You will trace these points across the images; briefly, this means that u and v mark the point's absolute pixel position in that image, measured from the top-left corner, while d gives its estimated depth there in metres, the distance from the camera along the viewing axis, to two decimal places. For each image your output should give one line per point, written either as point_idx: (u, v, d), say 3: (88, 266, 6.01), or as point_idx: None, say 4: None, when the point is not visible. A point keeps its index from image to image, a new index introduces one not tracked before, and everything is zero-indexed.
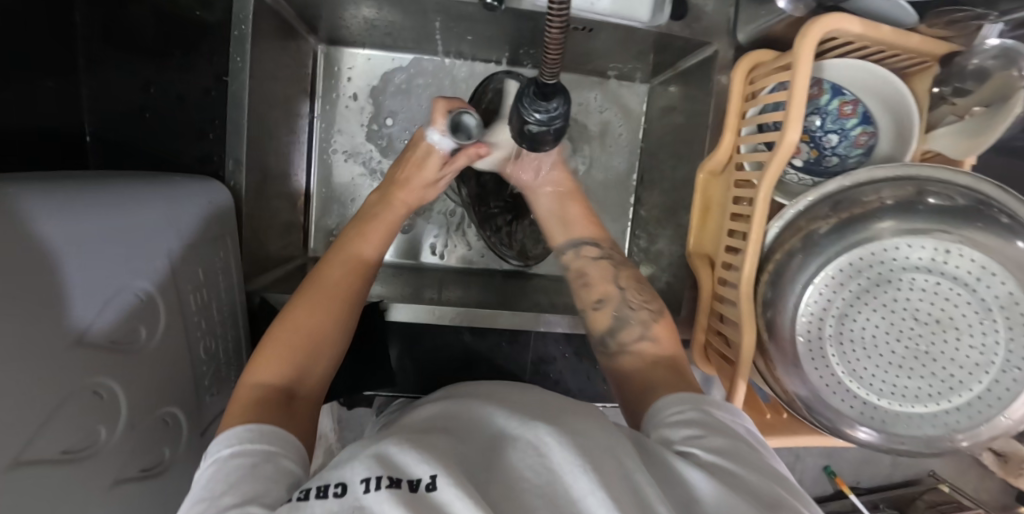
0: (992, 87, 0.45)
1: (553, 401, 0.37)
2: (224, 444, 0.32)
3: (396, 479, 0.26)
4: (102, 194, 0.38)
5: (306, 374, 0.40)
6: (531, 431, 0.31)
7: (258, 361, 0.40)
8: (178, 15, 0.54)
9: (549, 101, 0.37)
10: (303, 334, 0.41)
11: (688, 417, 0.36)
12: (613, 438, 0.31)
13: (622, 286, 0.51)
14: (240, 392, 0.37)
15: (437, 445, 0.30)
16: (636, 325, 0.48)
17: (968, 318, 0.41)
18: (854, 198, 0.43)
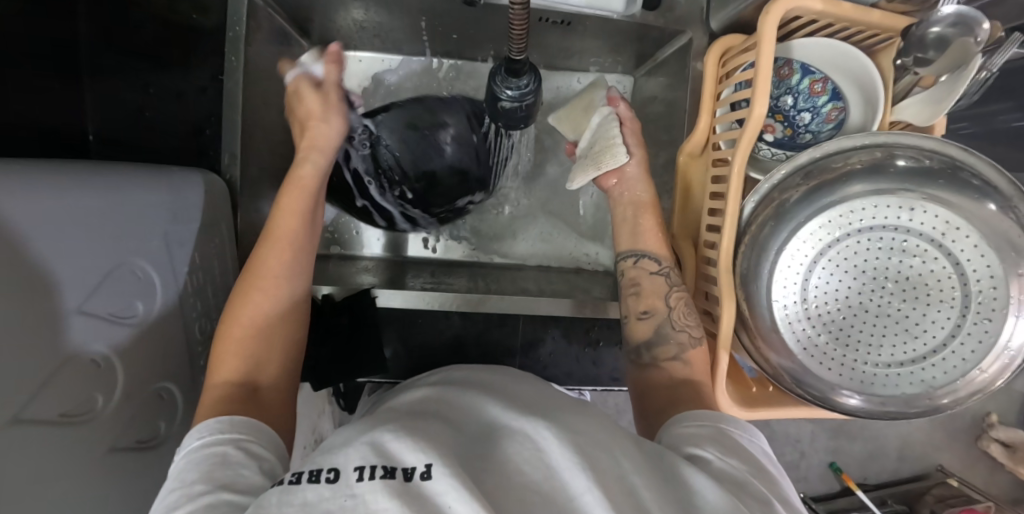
0: (951, 54, 0.46)
1: (550, 402, 0.38)
2: (195, 436, 0.33)
3: (391, 469, 0.27)
4: (99, 179, 0.41)
5: (264, 367, 0.41)
6: (533, 428, 0.32)
7: (218, 360, 0.40)
8: (177, 20, 0.58)
9: (520, 77, 0.39)
10: (248, 327, 0.41)
11: (709, 434, 0.38)
12: (612, 435, 0.33)
13: (672, 305, 0.50)
14: (207, 394, 0.38)
15: (428, 433, 0.31)
16: (674, 346, 0.49)
17: (937, 275, 0.43)
18: (825, 166, 0.44)
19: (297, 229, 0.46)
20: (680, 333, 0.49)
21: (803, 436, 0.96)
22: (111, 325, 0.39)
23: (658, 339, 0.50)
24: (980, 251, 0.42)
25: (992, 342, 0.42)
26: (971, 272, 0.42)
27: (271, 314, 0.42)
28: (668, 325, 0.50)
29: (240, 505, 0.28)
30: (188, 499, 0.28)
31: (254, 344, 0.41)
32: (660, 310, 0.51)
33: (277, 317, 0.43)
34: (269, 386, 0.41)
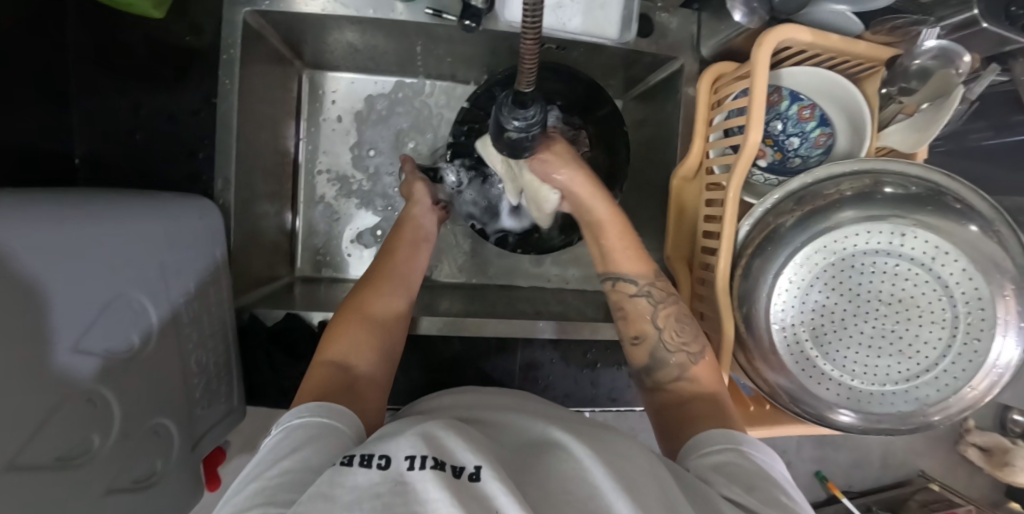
0: (934, 84, 0.49)
1: (583, 421, 0.40)
2: (296, 414, 0.36)
3: (441, 462, 0.28)
4: (99, 210, 0.40)
5: (360, 357, 0.44)
6: (574, 446, 0.34)
7: (326, 346, 0.44)
8: (167, 40, 0.56)
9: (526, 109, 0.40)
10: (359, 326, 0.46)
11: (731, 462, 0.37)
12: (647, 455, 0.34)
13: (660, 326, 0.48)
14: (313, 371, 0.42)
15: (476, 438, 0.32)
16: (673, 366, 0.47)
17: (927, 297, 0.44)
18: (816, 192, 0.46)
19: (400, 267, 0.54)
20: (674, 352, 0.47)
21: (790, 447, 0.97)
22: (108, 361, 0.38)
23: (657, 363, 0.48)
24: (968, 274, 0.43)
25: (981, 361, 0.43)
26: (960, 294, 0.44)
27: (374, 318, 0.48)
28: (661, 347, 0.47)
29: (308, 483, 0.29)
30: (274, 469, 0.31)
31: (357, 337, 0.45)
32: (649, 332, 0.49)
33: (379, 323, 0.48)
34: (364, 373, 0.43)
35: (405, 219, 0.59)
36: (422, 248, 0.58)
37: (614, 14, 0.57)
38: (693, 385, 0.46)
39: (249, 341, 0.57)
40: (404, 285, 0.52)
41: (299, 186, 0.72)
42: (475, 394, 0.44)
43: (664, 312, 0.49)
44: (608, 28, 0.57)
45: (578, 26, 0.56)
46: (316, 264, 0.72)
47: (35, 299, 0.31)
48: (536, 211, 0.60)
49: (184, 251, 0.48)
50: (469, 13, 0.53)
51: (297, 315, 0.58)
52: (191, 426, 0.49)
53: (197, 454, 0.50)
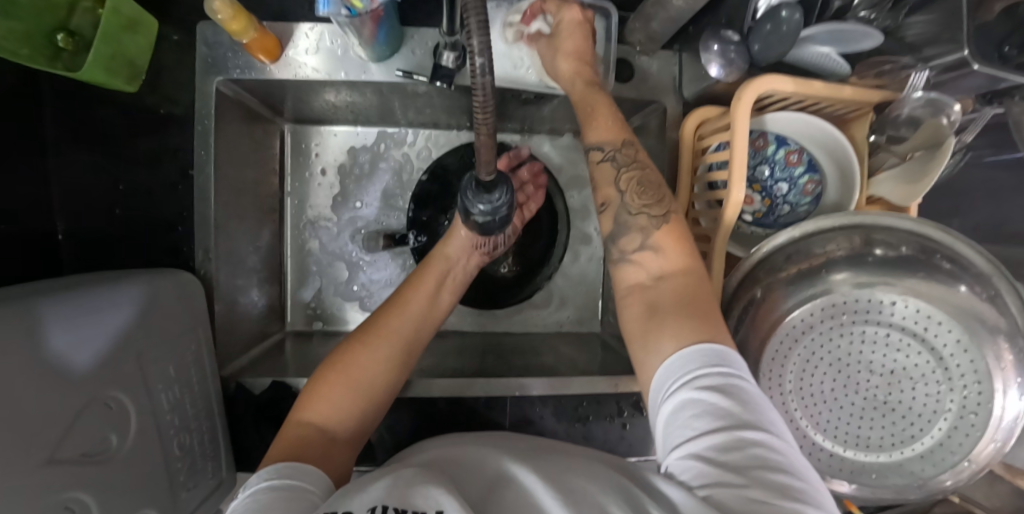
0: (925, 133, 0.46)
1: (536, 447, 0.40)
2: (261, 477, 0.36)
3: (403, 512, 0.28)
4: (73, 306, 0.40)
5: (347, 422, 0.43)
6: (521, 473, 0.33)
7: (309, 402, 0.44)
8: (145, 115, 0.57)
9: (492, 193, 0.39)
10: (356, 383, 0.45)
11: (689, 399, 0.32)
12: (591, 468, 0.34)
13: (622, 188, 0.45)
14: (286, 430, 0.41)
15: (442, 479, 0.32)
16: (636, 234, 0.43)
17: (921, 368, 0.42)
18: (806, 249, 0.44)
19: (413, 317, 0.53)
20: (638, 217, 0.44)
21: None
22: (84, 466, 0.38)
23: (620, 230, 0.44)
24: (962, 346, 0.42)
25: (980, 434, 0.42)
26: (955, 366, 0.42)
27: (363, 379, 0.46)
28: (624, 212, 0.44)
29: None
30: None
31: (341, 397, 0.44)
32: (614, 197, 0.46)
33: (369, 381, 0.46)
34: (340, 437, 0.42)
35: (435, 256, 0.59)
36: (443, 297, 0.58)
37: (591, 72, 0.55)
38: (658, 262, 0.41)
39: (237, 410, 0.58)
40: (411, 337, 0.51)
41: (286, 243, 0.72)
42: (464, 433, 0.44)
43: (628, 174, 0.46)
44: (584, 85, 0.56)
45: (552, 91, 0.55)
46: (307, 319, 0.72)
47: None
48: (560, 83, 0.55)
49: (164, 334, 0.48)
50: (440, 74, 0.53)
51: (281, 383, 0.57)
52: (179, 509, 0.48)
53: None
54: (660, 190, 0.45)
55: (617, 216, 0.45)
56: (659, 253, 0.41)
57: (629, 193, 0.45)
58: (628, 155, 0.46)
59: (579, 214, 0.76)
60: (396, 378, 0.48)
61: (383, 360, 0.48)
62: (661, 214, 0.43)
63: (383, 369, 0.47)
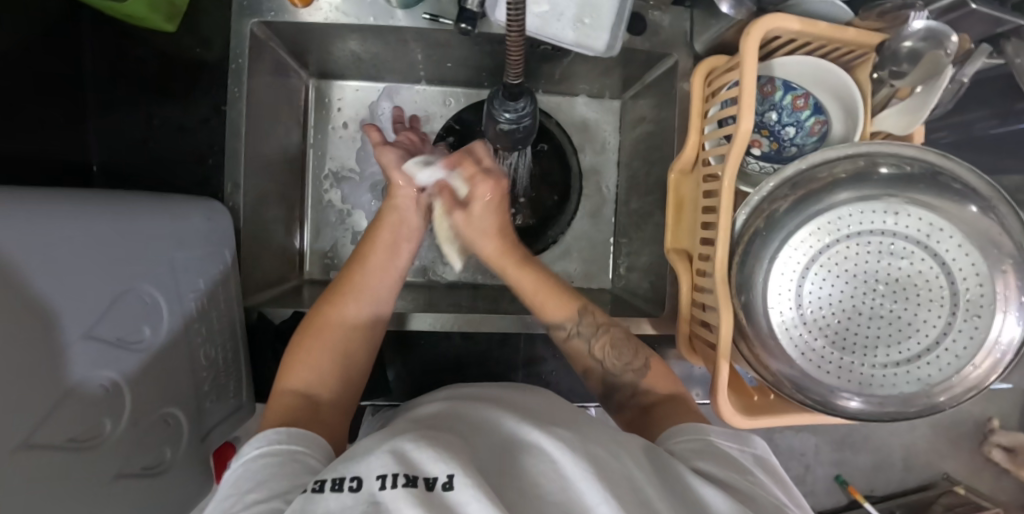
0: (924, 67, 0.49)
1: (560, 414, 0.43)
2: (254, 445, 0.36)
3: (413, 478, 0.30)
4: (114, 206, 0.42)
5: (323, 387, 0.45)
6: (544, 441, 0.36)
7: (291, 370, 0.46)
8: (181, 54, 0.60)
9: (517, 100, 0.42)
10: (330, 348, 0.47)
11: (693, 445, 0.40)
12: (624, 447, 0.37)
13: (600, 358, 0.52)
14: (275, 400, 0.43)
15: (449, 444, 0.34)
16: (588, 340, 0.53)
17: (925, 276, 0.45)
18: (810, 177, 0.46)
19: (367, 277, 0.52)
20: (625, 375, 0.51)
21: (808, 448, 0.88)
22: (119, 351, 0.39)
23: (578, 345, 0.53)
24: (963, 250, 0.44)
25: (984, 337, 0.44)
26: (957, 270, 0.44)
27: (335, 343, 0.48)
28: (609, 376, 0.52)
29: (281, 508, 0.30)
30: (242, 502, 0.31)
31: (320, 359, 0.46)
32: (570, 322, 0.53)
33: (341, 345, 0.48)
34: (326, 400, 0.45)
35: (385, 209, 0.56)
36: (402, 248, 0.55)
37: (604, 28, 0.58)
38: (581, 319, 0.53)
39: (257, 340, 0.60)
40: (372, 298, 0.52)
41: (306, 193, 0.74)
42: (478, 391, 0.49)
43: (598, 345, 0.53)
44: (597, 42, 0.58)
45: (569, 39, 0.58)
46: (324, 268, 0.74)
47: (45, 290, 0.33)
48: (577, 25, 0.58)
49: (194, 251, 0.50)
50: (465, 16, 0.54)
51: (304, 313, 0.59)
52: (201, 420, 0.51)
53: (205, 448, 0.52)
54: (630, 345, 0.53)
55: (605, 379, 0.53)
56: (650, 391, 0.50)
57: (607, 362, 0.52)
58: (591, 325, 0.53)
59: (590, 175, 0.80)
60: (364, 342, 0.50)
61: (349, 325, 0.49)
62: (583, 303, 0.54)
63: (348, 332, 0.49)
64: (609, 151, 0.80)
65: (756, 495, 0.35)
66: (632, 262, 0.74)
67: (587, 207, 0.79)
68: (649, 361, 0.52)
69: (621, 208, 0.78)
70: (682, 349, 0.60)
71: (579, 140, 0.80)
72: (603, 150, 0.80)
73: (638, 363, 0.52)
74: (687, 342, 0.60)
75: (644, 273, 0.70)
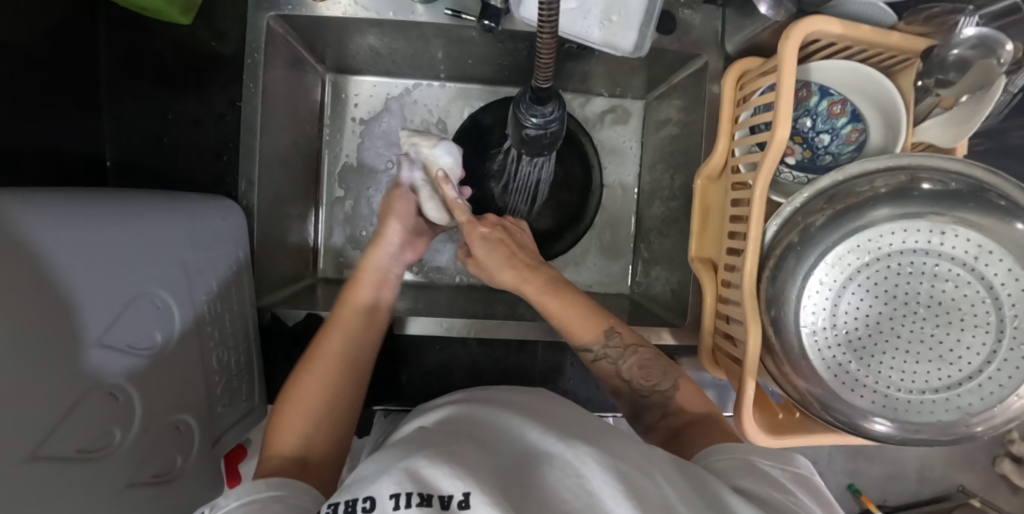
0: (972, 76, 0.46)
1: (584, 425, 0.41)
2: (233, 496, 0.35)
3: (427, 496, 0.30)
4: (125, 208, 0.41)
5: (314, 441, 0.45)
6: (569, 454, 0.34)
7: (278, 432, 0.45)
8: (196, 48, 0.59)
9: (545, 106, 0.40)
10: (312, 404, 0.46)
11: (730, 464, 0.38)
12: (650, 460, 0.35)
13: (627, 378, 0.52)
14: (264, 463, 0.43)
15: (466, 458, 0.34)
16: (612, 359, 0.52)
17: (970, 301, 0.43)
18: (849, 190, 0.45)
19: (353, 335, 0.51)
20: (654, 395, 0.51)
21: (821, 455, 0.86)
22: (129, 357, 0.38)
23: (602, 373, 0.53)
24: (1014, 275, 0.42)
25: None
26: (1006, 295, 0.42)
27: (320, 398, 0.47)
28: (638, 397, 0.51)
29: None
30: None
31: (304, 416, 0.45)
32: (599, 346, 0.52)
33: (323, 403, 0.46)
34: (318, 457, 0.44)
35: (365, 264, 0.56)
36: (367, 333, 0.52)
37: (633, 27, 0.56)
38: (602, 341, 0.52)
39: (271, 341, 0.59)
40: (348, 352, 0.50)
41: (321, 189, 0.73)
42: (492, 395, 0.48)
43: (627, 366, 0.52)
44: (625, 41, 0.56)
45: (596, 38, 0.56)
46: (338, 266, 0.73)
47: (48, 303, 0.32)
48: (604, 23, 0.55)
49: (207, 251, 0.49)
50: (488, 13, 0.53)
51: (318, 315, 0.59)
52: (213, 424, 0.50)
53: (217, 452, 0.52)
54: (660, 365, 0.51)
55: (634, 399, 0.52)
56: (681, 414, 0.49)
57: (635, 382, 0.51)
58: (618, 345, 0.52)
59: (610, 175, 0.78)
60: (351, 405, 0.49)
61: (330, 377, 0.48)
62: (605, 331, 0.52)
63: (333, 382, 0.48)
64: (630, 152, 0.78)
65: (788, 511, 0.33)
66: (652, 267, 0.72)
67: (604, 208, 0.78)
68: (679, 382, 0.51)
69: (642, 211, 0.76)
70: (704, 362, 0.58)
71: (599, 141, 0.78)
72: (623, 152, 0.78)
73: (669, 383, 0.50)
74: (708, 354, 0.58)
75: (665, 280, 0.68)
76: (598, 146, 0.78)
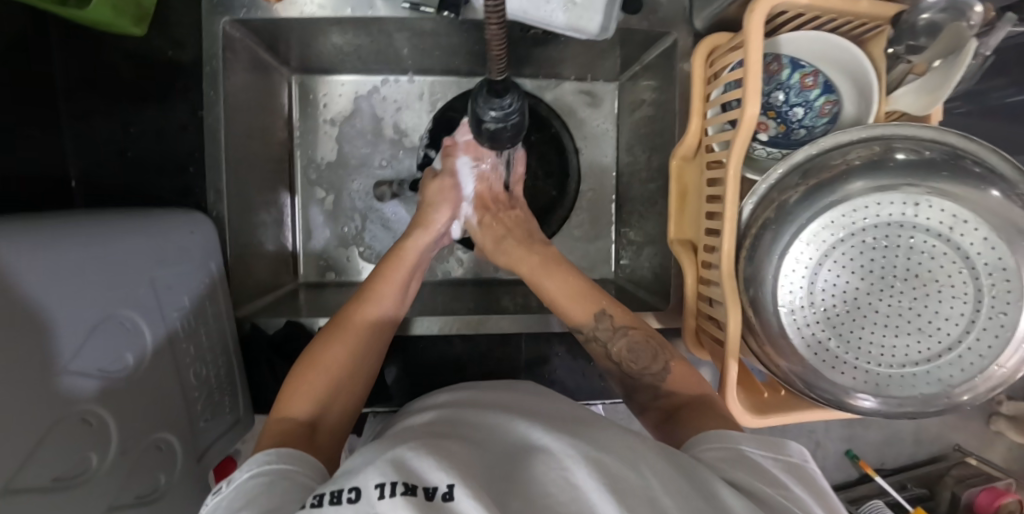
0: (944, 41, 0.45)
1: (580, 420, 0.41)
2: (246, 468, 0.36)
3: (412, 487, 0.29)
4: (89, 227, 0.41)
5: (328, 410, 0.44)
6: (557, 451, 0.34)
7: (290, 393, 0.44)
8: (152, 57, 0.57)
9: (503, 97, 0.39)
10: (332, 373, 0.45)
11: (718, 452, 0.38)
12: (639, 455, 0.34)
13: (618, 360, 0.51)
14: (270, 425, 0.42)
15: (453, 452, 0.33)
16: (601, 341, 0.52)
17: (947, 271, 0.43)
18: (823, 163, 0.44)
19: (374, 336, 0.50)
20: (645, 377, 0.50)
21: (817, 425, 0.87)
22: (101, 380, 0.38)
23: (591, 353, 0.53)
24: (989, 244, 0.42)
25: (1010, 336, 0.42)
26: (982, 265, 0.42)
27: (341, 369, 0.46)
28: (629, 378, 0.51)
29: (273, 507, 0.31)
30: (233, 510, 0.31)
31: (322, 383, 0.45)
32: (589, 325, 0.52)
33: (345, 376, 0.46)
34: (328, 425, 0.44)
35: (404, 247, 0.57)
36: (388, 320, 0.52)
37: (598, 8, 0.54)
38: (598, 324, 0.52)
39: (252, 351, 0.59)
40: (375, 331, 0.50)
41: (295, 193, 0.72)
42: (480, 393, 0.48)
43: (616, 348, 0.51)
44: (590, 24, 0.55)
45: (560, 23, 0.54)
46: (319, 270, 0.72)
47: (14, 335, 0.31)
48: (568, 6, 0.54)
49: (175, 266, 0.48)
50: (449, 3, 0.52)
51: (296, 324, 0.58)
52: (195, 440, 0.50)
53: (204, 467, 0.52)
54: (651, 348, 0.50)
55: (626, 380, 0.51)
56: (672, 396, 0.48)
57: (625, 363, 0.51)
58: (609, 327, 0.51)
59: (588, 161, 0.77)
60: (362, 383, 0.48)
61: (356, 353, 0.48)
62: (598, 312, 0.52)
63: (356, 362, 0.47)
64: (607, 136, 0.77)
65: (777, 499, 0.33)
66: (635, 251, 0.71)
67: (585, 194, 0.77)
68: (669, 364, 0.49)
69: (622, 194, 0.75)
70: (688, 344, 0.58)
71: (575, 126, 0.77)
72: (600, 136, 0.77)
73: (658, 366, 0.49)
74: (693, 336, 0.58)
75: (647, 263, 0.68)
76: (574, 132, 0.77)
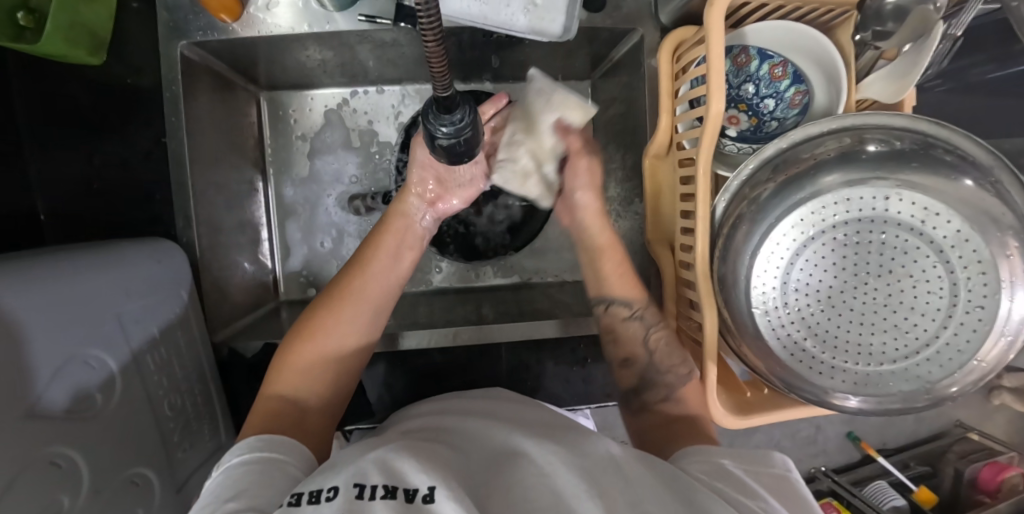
0: (910, 25, 0.44)
1: (559, 427, 0.42)
2: (234, 453, 0.37)
3: (392, 489, 0.28)
4: (50, 265, 0.40)
5: (313, 389, 0.45)
6: (540, 459, 0.34)
7: (279, 371, 0.45)
8: (112, 87, 0.57)
9: (452, 112, 0.38)
10: (319, 348, 0.46)
11: (699, 469, 0.38)
12: (617, 466, 0.34)
13: (650, 348, 0.53)
14: (259, 403, 0.43)
15: (435, 456, 0.33)
16: (638, 325, 0.55)
17: (921, 265, 0.42)
18: (793, 157, 0.43)
19: (367, 308, 0.49)
20: (666, 375, 0.51)
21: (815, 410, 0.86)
22: (69, 422, 0.38)
23: (619, 332, 0.56)
24: (963, 236, 0.41)
25: (988, 328, 0.41)
26: (956, 257, 0.41)
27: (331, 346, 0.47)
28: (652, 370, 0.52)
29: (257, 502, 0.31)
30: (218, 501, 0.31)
31: (309, 363, 0.46)
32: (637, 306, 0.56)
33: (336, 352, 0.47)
34: (314, 406, 0.45)
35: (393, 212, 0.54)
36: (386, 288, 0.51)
37: (558, 9, 0.53)
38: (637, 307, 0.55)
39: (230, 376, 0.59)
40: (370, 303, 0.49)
41: (271, 211, 0.72)
42: (465, 404, 0.47)
43: (654, 336, 0.54)
44: (552, 26, 0.53)
45: (521, 26, 0.53)
46: (300, 287, 0.72)
47: None
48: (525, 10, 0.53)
49: (144, 297, 0.48)
50: (404, 14, 0.52)
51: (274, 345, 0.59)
52: (175, 469, 0.50)
53: (188, 494, 0.52)
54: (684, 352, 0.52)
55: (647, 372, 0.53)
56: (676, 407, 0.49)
57: (656, 352, 0.52)
58: (657, 316, 0.55)
59: None
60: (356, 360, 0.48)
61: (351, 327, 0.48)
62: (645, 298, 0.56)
63: (349, 337, 0.48)
64: None
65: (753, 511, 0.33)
66: None
67: None
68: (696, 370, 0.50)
69: None
70: None
71: None
72: None
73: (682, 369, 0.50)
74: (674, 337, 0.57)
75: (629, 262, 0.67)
76: None
